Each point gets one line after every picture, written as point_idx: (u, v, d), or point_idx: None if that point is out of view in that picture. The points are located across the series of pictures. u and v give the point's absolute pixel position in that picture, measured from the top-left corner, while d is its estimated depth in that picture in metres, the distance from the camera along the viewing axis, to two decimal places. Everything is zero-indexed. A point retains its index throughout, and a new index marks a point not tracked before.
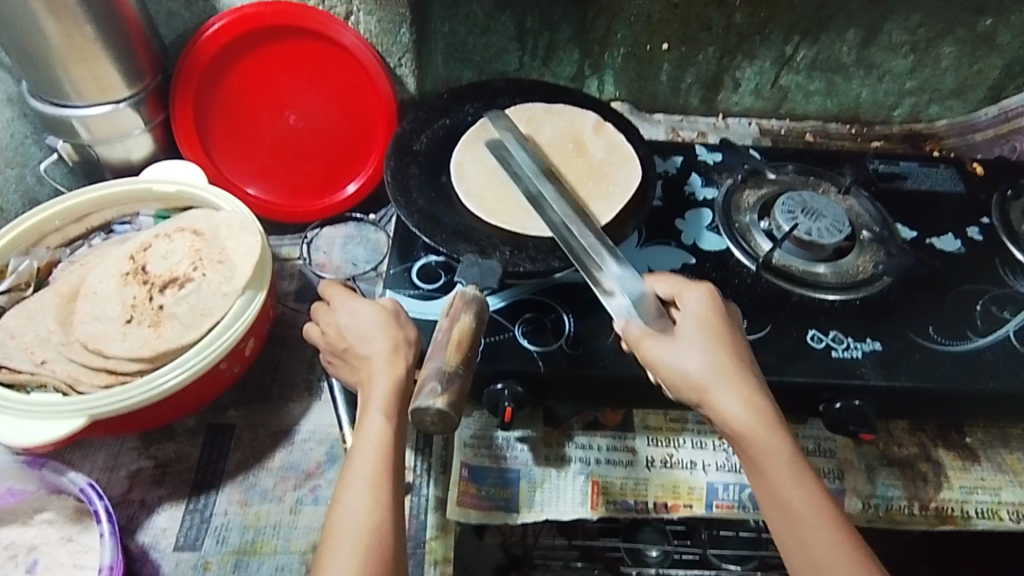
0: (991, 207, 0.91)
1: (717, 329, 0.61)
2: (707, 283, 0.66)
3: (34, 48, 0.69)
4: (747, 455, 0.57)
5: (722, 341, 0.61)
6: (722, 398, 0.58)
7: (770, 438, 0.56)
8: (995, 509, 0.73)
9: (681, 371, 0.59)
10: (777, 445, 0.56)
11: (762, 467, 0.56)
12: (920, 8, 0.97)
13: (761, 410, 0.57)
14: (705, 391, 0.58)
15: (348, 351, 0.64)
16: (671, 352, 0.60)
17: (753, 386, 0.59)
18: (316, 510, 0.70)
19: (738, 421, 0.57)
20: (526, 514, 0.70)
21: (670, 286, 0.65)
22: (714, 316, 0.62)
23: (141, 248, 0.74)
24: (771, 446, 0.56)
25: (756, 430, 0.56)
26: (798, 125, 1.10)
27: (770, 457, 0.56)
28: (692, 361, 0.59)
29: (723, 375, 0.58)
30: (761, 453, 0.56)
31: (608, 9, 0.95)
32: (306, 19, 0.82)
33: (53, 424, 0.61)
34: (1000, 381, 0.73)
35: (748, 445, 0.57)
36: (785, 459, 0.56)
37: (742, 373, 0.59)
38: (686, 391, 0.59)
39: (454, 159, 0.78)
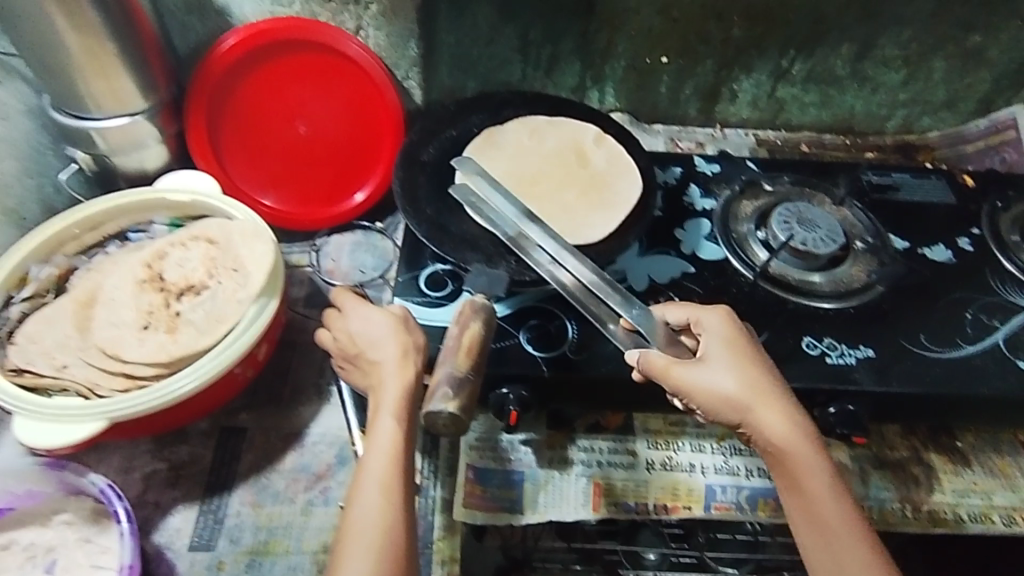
0: (980, 217, 0.93)
1: (744, 348, 0.64)
2: (723, 304, 0.68)
3: (55, 62, 0.72)
4: (787, 470, 0.60)
5: (751, 360, 0.63)
6: (763, 418, 0.61)
7: (808, 452, 0.60)
8: (986, 512, 0.76)
9: (720, 393, 0.61)
10: (814, 459, 0.60)
11: (802, 481, 0.60)
12: (912, 24, 1.00)
13: (796, 426, 0.61)
14: (745, 412, 0.61)
15: (359, 356, 0.66)
16: (708, 376, 0.62)
17: (787, 403, 0.62)
18: (327, 511, 0.72)
19: (778, 438, 0.60)
20: (530, 515, 0.72)
21: (683, 313, 0.67)
22: (739, 336, 0.65)
23: (156, 256, 0.76)
24: (809, 460, 0.60)
25: (795, 446, 0.60)
26: (794, 135, 1.13)
27: (808, 471, 0.60)
28: (729, 383, 0.62)
29: (758, 394, 0.61)
30: (801, 468, 0.60)
31: (610, 23, 0.98)
32: (316, 34, 0.84)
33: (74, 427, 0.63)
34: (989, 387, 0.75)
35: (788, 460, 0.60)
36: (822, 472, 0.60)
37: (775, 390, 0.62)
38: (724, 412, 0.62)
39: (455, 194, 0.77)
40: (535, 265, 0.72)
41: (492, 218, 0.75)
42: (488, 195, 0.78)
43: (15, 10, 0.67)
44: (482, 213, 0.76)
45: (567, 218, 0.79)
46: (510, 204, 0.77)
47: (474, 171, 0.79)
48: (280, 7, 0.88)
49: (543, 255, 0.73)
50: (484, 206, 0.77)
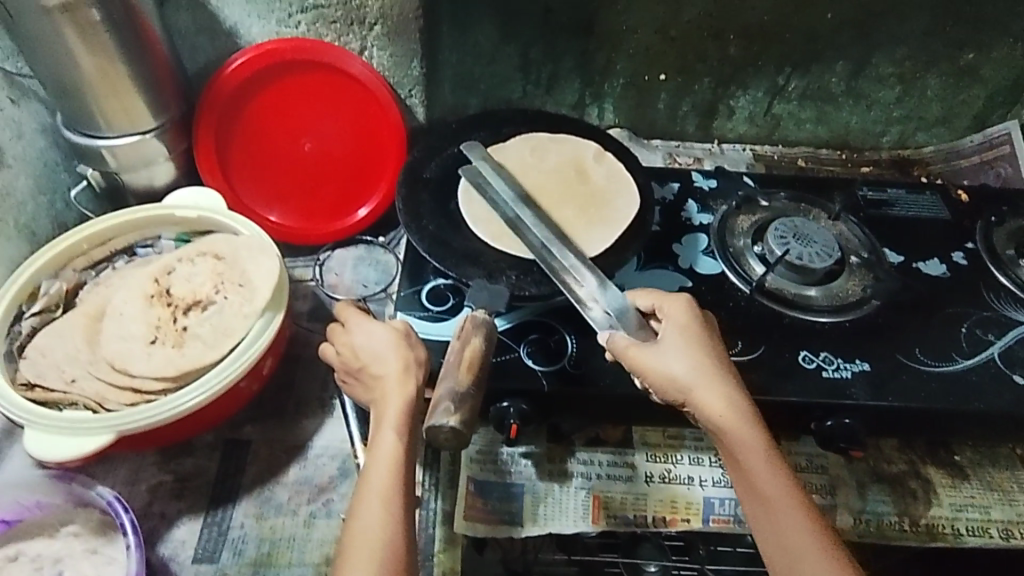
0: (975, 232, 0.95)
1: (696, 334, 0.65)
2: (686, 294, 0.69)
3: (69, 83, 0.74)
4: (727, 448, 0.61)
5: (700, 344, 0.65)
6: (705, 397, 0.62)
7: (746, 431, 0.60)
8: (984, 526, 0.76)
9: (666, 373, 0.63)
10: (754, 438, 0.60)
11: (740, 459, 0.60)
12: (906, 42, 1.02)
13: (738, 407, 0.61)
14: (688, 391, 0.62)
15: (363, 370, 0.67)
16: (655, 357, 0.64)
17: (733, 385, 0.63)
18: (329, 523, 0.73)
19: (718, 417, 0.61)
20: (530, 527, 0.73)
21: (649, 299, 0.69)
22: (693, 323, 0.66)
23: (164, 271, 0.78)
24: (748, 439, 0.60)
25: (732, 423, 0.61)
26: (791, 151, 1.15)
27: (744, 449, 0.60)
28: (676, 363, 0.63)
29: (704, 375, 0.62)
30: (739, 446, 0.60)
31: (609, 42, 1.00)
32: (321, 54, 0.87)
33: (82, 440, 0.65)
34: (984, 401, 0.76)
35: (727, 438, 0.61)
36: (761, 451, 0.60)
37: (721, 373, 0.63)
38: (670, 391, 0.63)
39: (462, 172, 0.83)
40: (528, 246, 0.76)
41: (492, 199, 0.81)
42: (491, 180, 0.82)
43: (31, 33, 0.69)
44: (483, 195, 0.81)
45: (568, 234, 0.80)
46: (510, 192, 0.82)
47: (480, 157, 0.84)
48: (287, 28, 0.89)
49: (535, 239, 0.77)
50: (486, 190, 0.82)
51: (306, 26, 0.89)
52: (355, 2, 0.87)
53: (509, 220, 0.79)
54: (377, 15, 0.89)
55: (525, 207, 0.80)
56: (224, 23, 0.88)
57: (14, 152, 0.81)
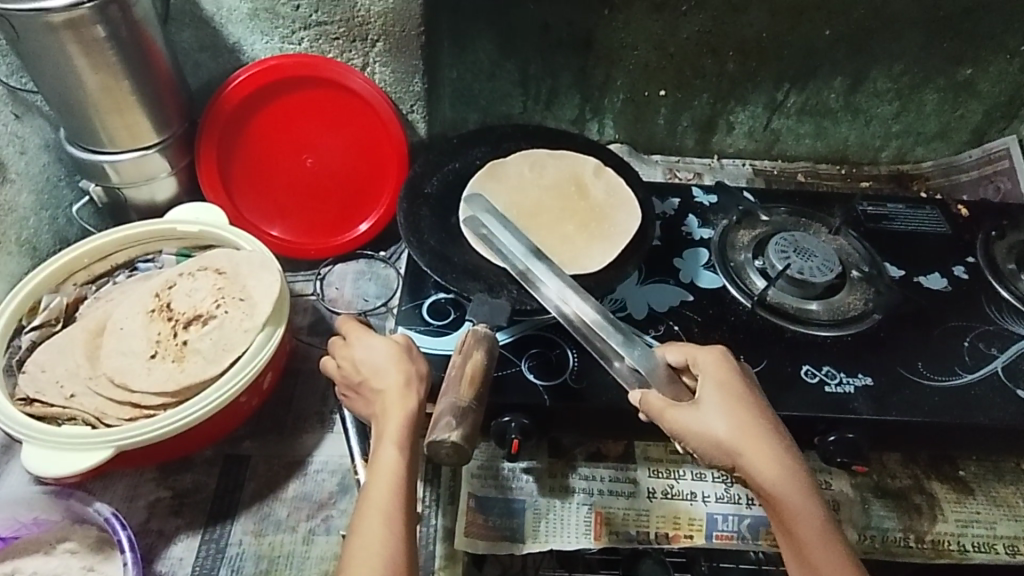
0: (975, 246, 0.95)
1: (737, 390, 0.62)
2: (719, 344, 0.66)
3: (73, 99, 0.74)
4: (777, 516, 0.58)
5: (744, 402, 0.61)
6: (753, 462, 0.58)
7: (800, 499, 0.57)
8: (991, 542, 0.75)
9: (710, 435, 0.59)
10: (807, 506, 0.57)
11: (794, 529, 0.57)
12: (902, 58, 1.02)
13: (790, 471, 0.58)
14: (735, 455, 0.59)
15: (363, 384, 0.66)
16: (698, 419, 0.60)
17: (782, 446, 0.59)
18: (328, 540, 0.72)
19: (769, 483, 0.57)
20: (531, 544, 0.72)
21: (681, 353, 0.66)
22: (732, 377, 0.63)
23: (165, 286, 0.78)
24: (800, 507, 0.56)
25: (786, 490, 0.57)
26: (790, 165, 1.15)
27: (799, 518, 0.56)
28: (720, 425, 0.60)
29: (752, 437, 0.59)
30: (793, 515, 0.57)
31: (608, 59, 1.01)
32: (324, 70, 0.87)
33: (81, 456, 0.64)
34: (989, 416, 0.76)
35: (779, 507, 0.57)
36: (815, 519, 0.56)
37: (769, 433, 0.59)
38: (715, 454, 0.60)
39: (466, 224, 0.80)
40: (544, 301, 0.73)
41: (500, 249, 0.77)
42: (496, 230, 0.79)
43: (35, 50, 0.69)
44: (489, 244, 0.78)
45: (567, 249, 0.81)
46: (518, 241, 0.77)
47: (481, 207, 0.81)
48: (289, 45, 0.90)
49: (549, 291, 0.73)
50: (492, 239, 0.78)
51: (308, 42, 0.90)
52: (357, 19, 0.87)
53: (519, 270, 0.75)
54: (379, 31, 0.89)
55: (534, 256, 0.75)
56: (227, 40, 0.89)
57: (17, 167, 0.82)
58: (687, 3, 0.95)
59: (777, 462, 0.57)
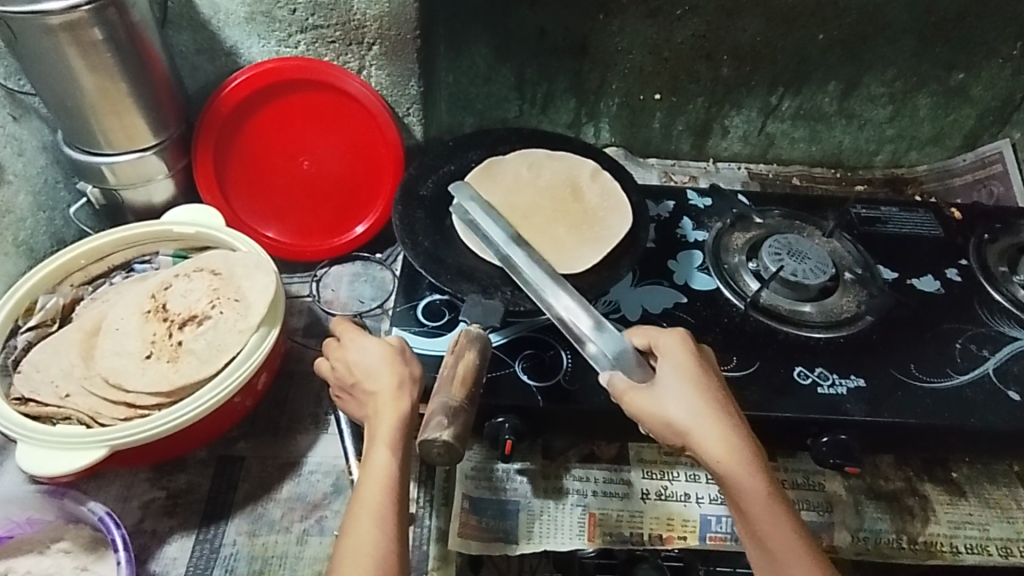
0: (968, 249, 0.95)
1: (694, 372, 0.62)
2: (682, 328, 0.67)
3: (70, 101, 0.75)
4: (729, 495, 0.58)
5: (698, 383, 0.62)
6: (703, 441, 0.59)
7: (748, 478, 0.57)
8: (983, 544, 0.76)
9: (663, 416, 0.61)
10: (756, 485, 0.57)
11: (744, 508, 0.57)
12: (896, 63, 1.03)
13: (739, 450, 0.58)
14: (687, 435, 0.60)
15: (356, 385, 0.67)
16: (653, 400, 0.62)
17: (734, 426, 0.60)
18: (322, 541, 0.72)
19: (718, 462, 0.58)
20: (525, 545, 0.72)
21: (645, 337, 0.67)
22: (689, 359, 0.63)
23: (161, 287, 0.78)
24: (748, 485, 0.57)
25: (733, 469, 0.57)
26: (785, 169, 1.16)
27: (747, 496, 0.57)
28: (673, 406, 0.61)
29: (703, 417, 0.59)
30: (742, 494, 0.57)
31: (603, 63, 1.02)
32: (321, 74, 0.88)
33: (75, 455, 0.64)
34: (980, 418, 0.76)
35: (729, 486, 0.58)
36: (762, 496, 0.57)
37: (721, 414, 0.60)
38: (669, 434, 0.61)
39: (454, 212, 0.81)
40: (523, 285, 0.74)
41: (486, 238, 0.78)
42: (481, 219, 0.80)
43: (33, 52, 0.70)
44: (476, 233, 0.79)
45: (556, 249, 0.81)
46: (502, 230, 0.78)
47: (468, 195, 0.81)
48: (286, 48, 0.91)
49: (529, 278, 0.74)
50: (478, 227, 0.79)
51: (305, 45, 0.91)
52: (353, 22, 0.88)
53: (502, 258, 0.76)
54: (375, 35, 0.89)
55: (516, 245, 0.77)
56: (224, 43, 0.89)
57: (14, 168, 0.82)
58: (681, 8, 0.96)
59: (725, 441, 0.58)
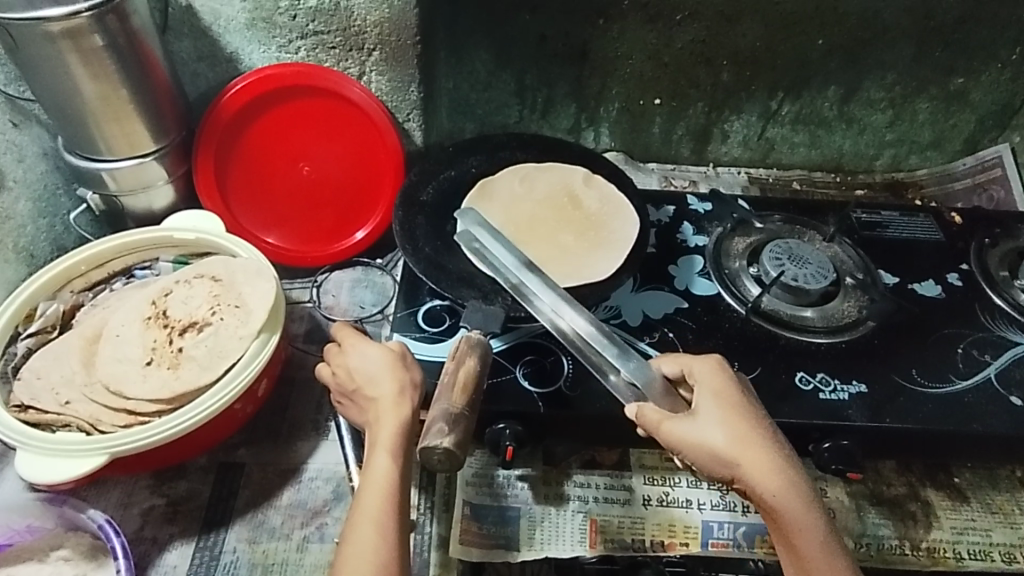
0: (969, 254, 0.95)
1: (735, 400, 0.62)
2: (715, 353, 0.66)
3: (72, 108, 0.75)
4: (777, 526, 0.58)
5: (742, 414, 0.61)
6: (753, 472, 0.58)
7: (800, 509, 0.57)
8: (986, 550, 0.75)
9: (710, 448, 0.59)
10: (807, 516, 0.57)
11: (793, 539, 0.57)
12: (895, 68, 1.03)
13: (789, 481, 0.58)
14: (735, 466, 0.59)
15: (357, 392, 0.66)
16: (696, 430, 0.60)
17: (781, 456, 0.59)
18: (322, 548, 0.72)
19: (770, 494, 0.58)
20: (526, 552, 0.72)
21: (676, 364, 0.67)
22: (729, 388, 0.63)
23: (162, 293, 0.78)
24: (802, 518, 0.57)
25: (787, 502, 0.57)
26: (785, 174, 1.16)
27: (799, 529, 0.57)
28: (719, 436, 0.60)
29: (751, 447, 0.59)
30: (793, 526, 0.57)
31: (603, 68, 1.02)
32: (320, 80, 0.88)
33: (75, 462, 0.64)
34: (982, 423, 0.76)
35: (781, 519, 0.57)
36: (814, 529, 0.57)
37: (768, 443, 0.60)
38: (716, 467, 0.60)
39: (459, 238, 0.79)
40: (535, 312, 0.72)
41: (495, 264, 0.76)
42: (489, 243, 0.78)
43: (34, 59, 0.70)
44: (484, 259, 0.77)
45: (570, 260, 0.81)
46: (511, 253, 0.76)
47: (473, 220, 0.80)
48: (286, 54, 0.91)
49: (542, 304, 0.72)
50: (485, 253, 0.77)
51: (305, 51, 0.91)
52: (354, 28, 0.88)
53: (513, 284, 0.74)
54: (375, 41, 0.89)
55: (527, 269, 0.75)
56: (225, 49, 0.89)
57: (15, 175, 0.82)
58: (681, 13, 0.96)
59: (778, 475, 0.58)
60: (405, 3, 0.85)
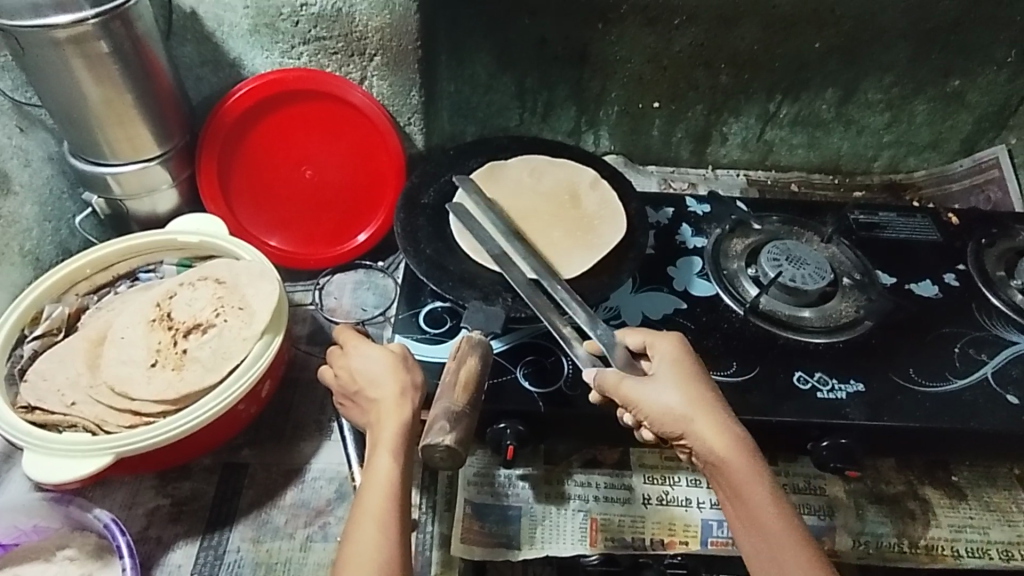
0: (966, 253, 0.96)
1: (688, 364, 0.63)
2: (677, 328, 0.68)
3: (77, 113, 0.76)
4: (726, 483, 0.59)
5: (695, 376, 0.63)
6: (701, 428, 0.60)
7: (746, 464, 0.58)
8: (985, 547, 0.76)
9: (660, 405, 0.61)
10: (753, 472, 0.58)
11: (741, 494, 0.58)
12: (892, 69, 1.04)
13: (736, 437, 0.59)
14: (685, 422, 0.60)
15: (359, 393, 0.67)
16: (649, 389, 0.62)
17: (728, 416, 0.61)
18: (326, 547, 0.73)
19: (716, 448, 0.59)
20: (528, 550, 0.73)
21: (639, 337, 0.68)
22: (685, 354, 0.64)
23: (166, 296, 0.79)
24: (748, 471, 0.58)
25: (733, 455, 0.58)
26: (784, 175, 1.17)
27: (746, 483, 0.57)
28: (670, 394, 0.61)
29: (700, 405, 0.60)
30: (740, 481, 0.58)
31: (603, 72, 1.03)
32: (322, 83, 0.89)
33: (81, 462, 0.65)
34: (980, 421, 0.76)
35: (727, 472, 0.58)
36: (761, 483, 0.57)
37: (715, 403, 0.61)
38: (666, 423, 0.61)
39: (450, 210, 0.83)
40: (513, 282, 0.76)
41: (482, 236, 0.81)
42: (481, 218, 0.83)
43: (41, 65, 0.71)
44: (471, 231, 0.81)
45: (549, 253, 0.81)
46: (501, 228, 0.82)
47: (470, 193, 0.85)
48: (289, 59, 0.92)
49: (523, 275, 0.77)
50: (472, 225, 0.81)
51: (307, 56, 0.92)
52: (355, 34, 0.89)
53: (495, 255, 0.78)
54: (377, 46, 0.90)
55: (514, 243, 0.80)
56: (229, 55, 0.91)
57: (21, 179, 0.84)
58: (679, 17, 0.97)
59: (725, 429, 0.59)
60: (406, 8, 0.86)
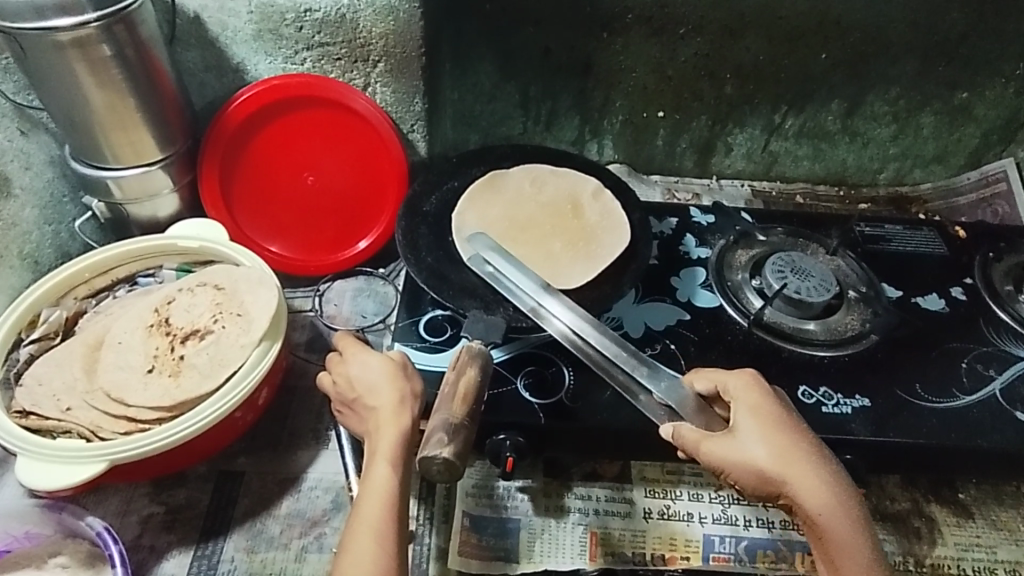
0: (973, 268, 0.95)
1: (773, 416, 0.60)
2: (749, 368, 0.65)
3: (80, 118, 0.76)
4: (822, 544, 0.57)
5: (782, 429, 0.60)
6: (797, 489, 0.57)
7: (845, 528, 0.56)
8: (991, 566, 0.74)
9: (749, 464, 0.58)
10: (852, 535, 0.56)
11: (836, 558, 0.56)
12: (898, 82, 1.04)
13: (837, 500, 0.57)
14: (783, 484, 0.57)
15: (357, 401, 0.66)
16: (738, 448, 0.59)
17: (825, 470, 0.58)
18: (321, 558, 0.72)
19: (816, 512, 0.56)
20: (526, 564, 0.71)
21: (709, 381, 0.66)
22: (766, 402, 0.61)
23: (165, 301, 0.78)
24: (848, 536, 0.56)
25: (834, 520, 0.56)
26: (789, 187, 1.16)
27: (845, 548, 0.56)
28: (760, 453, 0.58)
29: (797, 465, 0.57)
30: (836, 544, 0.56)
31: (607, 82, 1.03)
32: (327, 89, 0.89)
33: (75, 469, 0.64)
34: (987, 438, 0.75)
35: (827, 537, 0.56)
36: (858, 548, 0.56)
37: (809, 458, 0.58)
38: (757, 484, 0.58)
39: (470, 260, 0.79)
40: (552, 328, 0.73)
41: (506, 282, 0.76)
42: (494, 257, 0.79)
43: (45, 70, 0.71)
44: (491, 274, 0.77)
45: (550, 264, 0.81)
46: (517, 266, 0.77)
47: (482, 243, 0.80)
48: (292, 65, 0.91)
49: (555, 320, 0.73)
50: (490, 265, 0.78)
51: (311, 62, 0.91)
52: (360, 40, 0.89)
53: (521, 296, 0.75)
54: (381, 53, 0.90)
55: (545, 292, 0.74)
56: (232, 60, 0.90)
57: (22, 182, 0.83)
58: (684, 27, 0.96)
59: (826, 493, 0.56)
60: (410, 16, 0.86)
